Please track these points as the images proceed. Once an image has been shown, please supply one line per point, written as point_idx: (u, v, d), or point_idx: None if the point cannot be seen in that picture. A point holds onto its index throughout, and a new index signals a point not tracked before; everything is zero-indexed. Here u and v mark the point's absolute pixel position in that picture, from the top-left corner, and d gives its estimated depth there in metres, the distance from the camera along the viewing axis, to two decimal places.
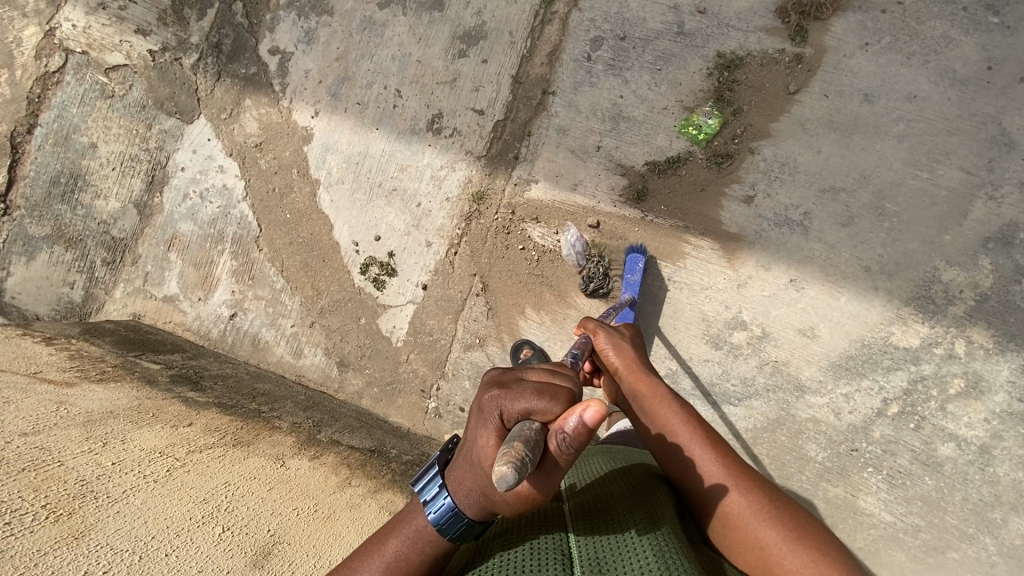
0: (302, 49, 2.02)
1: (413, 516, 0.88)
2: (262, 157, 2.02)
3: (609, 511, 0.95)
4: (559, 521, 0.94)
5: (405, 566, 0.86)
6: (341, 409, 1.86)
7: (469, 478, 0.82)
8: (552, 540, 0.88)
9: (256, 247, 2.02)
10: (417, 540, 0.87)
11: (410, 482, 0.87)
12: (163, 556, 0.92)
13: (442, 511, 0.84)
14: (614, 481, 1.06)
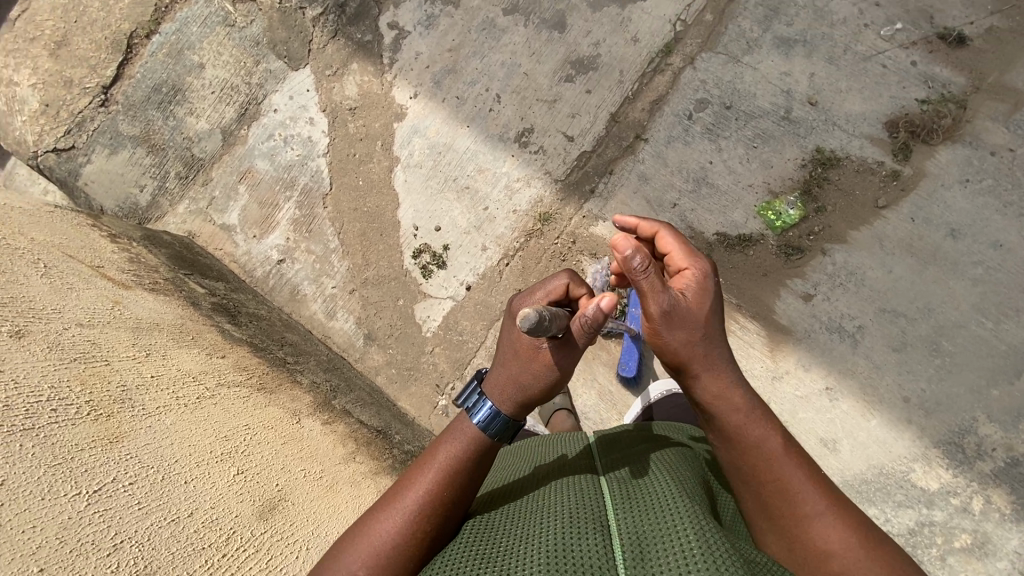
0: (419, 31, 2.07)
1: (459, 425, 0.98)
2: (352, 120, 2.08)
3: (649, 492, 0.91)
4: (599, 497, 0.93)
5: (455, 464, 0.95)
6: (357, 380, 1.89)
7: (502, 374, 0.99)
8: (589, 514, 0.87)
9: (321, 204, 2.07)
10: (463, 441, 0.97)
11: (453, 396, 1.00)
12: (182, 483, 0.95)
13: (485, 409, 0.96)
14: (655, 460, 1.03)
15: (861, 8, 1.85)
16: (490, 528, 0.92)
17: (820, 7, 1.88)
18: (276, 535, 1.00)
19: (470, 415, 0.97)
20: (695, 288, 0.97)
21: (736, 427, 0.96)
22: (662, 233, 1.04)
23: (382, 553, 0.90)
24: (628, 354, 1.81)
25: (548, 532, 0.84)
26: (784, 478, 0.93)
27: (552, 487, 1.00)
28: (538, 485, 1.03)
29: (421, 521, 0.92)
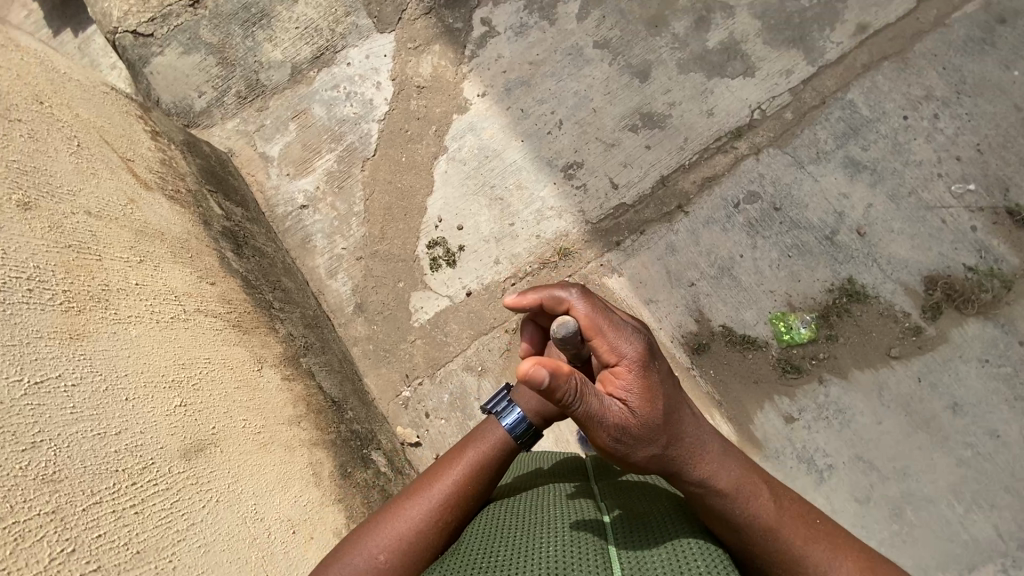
0: (509, 35, 2.08)
1: (488, 431, 1.12)
2: (416, 98, 2.10)
3: (649, 520, 0.97)
4: (596, 515, 0.99)
5: (482, 463, 1.08)
6: (333, 345, 1.90)
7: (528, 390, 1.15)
8: (588, 533, 0.93)
9: (360, 166, 2.09)
10: (492, 444, 1.10)
11: (483, 401, 1.15)
12: (121, 399, 0.97)
13: (513, 414, 1.11)
14: (646, 490, 1.10)
15: (940, 157, 1.82)
16: (495, 528, 0.99)
17: (901, 142, 1.85)
18: (193, 477, 1.02)
19: (498, 421, 1.12)
20: (626, 368, 0.94)
21: (729, 507, 0.93)
22: (572, 306, 1.00)
23: (403, 540, 0.99)
24: None
25: (551, 545, 0.89)
26: (784, 541, 0.93)
27: (554, 500, 1.05)
28: (538, 494, 1.09)
29: (444, 514, 1.03)
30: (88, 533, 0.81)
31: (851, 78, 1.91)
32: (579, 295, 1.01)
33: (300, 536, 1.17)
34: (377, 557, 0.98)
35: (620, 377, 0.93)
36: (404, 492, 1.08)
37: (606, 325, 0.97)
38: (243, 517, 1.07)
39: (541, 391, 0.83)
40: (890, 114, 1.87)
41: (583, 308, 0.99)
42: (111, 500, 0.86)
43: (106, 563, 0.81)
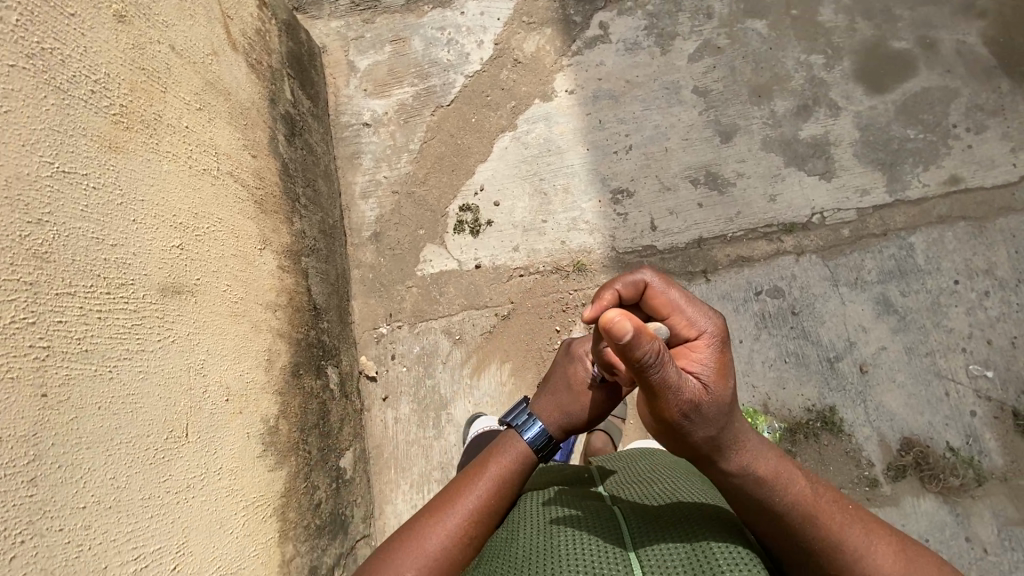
0: (619, 48, 2.09)
1: (509, 445, 1.10)
2: (509, 69, 2.13)
3: (662, 512, 0.94)
4: (603, 511, 0.97)
5: (502, 481, 1.07)
6: (337, 259, 1.97)
7: (550, 404, 1.13)
8: (596, 529, 0.91)
9: (431, 110, 2.14)
10: (512, 460, 1.09)
11: (503, 414, 1.14)
12: (129, 217, 1.05)
13: (534, 428, 1.10)
14: (636, 485, 1.08)
15: (972, 332, 1.78)
16: (488, 558, 0.94)
17: (941, 302, 1.81)
18: (163, 311, 1.09)
19: (518, 433, 1.10)
20: (703, 349, 0.88)
21: (766, 495, 0.86)
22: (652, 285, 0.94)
23: (431, 561, 0.99)
24: None
25: (558, 546, 0.87)
26: (824, 527, 0.85)
27: (539, 506, 1.02)
28: (522, 506, 1.05)
29: (467, 531, 1.03)
30: (52, 315, 0.88)
31: (921, 223, 1.87)
32: (655, 276, 0.94)
33: (231, 407, 1.23)
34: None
35: (697, 355, 0.87)
36: (418, 515, 1.06)
37: (684, 304, 0.91)
38: (190, 366, 1.13)
39: (627, 348, 0.73)
40: (942, 272, 1.83)
41: (661, 288, 0.93)
42: (83, 296, 0.93)
43: (57, 346, 0.87)
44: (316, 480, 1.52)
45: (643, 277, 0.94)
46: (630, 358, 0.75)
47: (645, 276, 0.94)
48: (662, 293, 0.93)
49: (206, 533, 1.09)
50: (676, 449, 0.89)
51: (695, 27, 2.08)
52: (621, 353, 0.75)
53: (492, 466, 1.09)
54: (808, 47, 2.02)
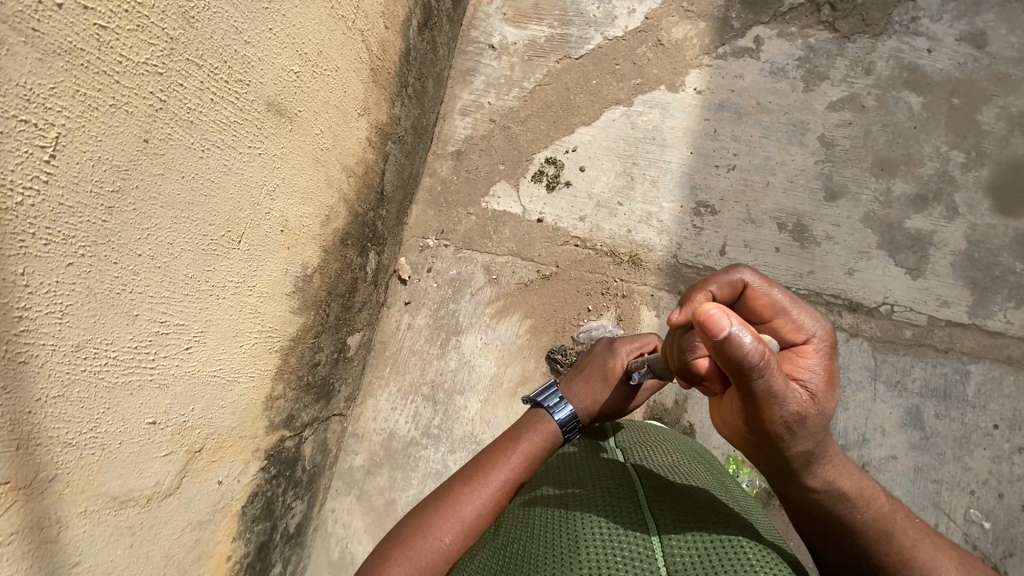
0: (764, 68, 2.02)
1: (537, 427, 1.22)
2: (648, 47, 2.08)
3: (688, 503, 0.95)
4: (623, 490, 0.98)
5: (530, 458, 1.18)
6: (416, 159, 2.00)
7: (584, 393, 1.28)
8: (613, 510, 0.93)
9: (558, 57, 2.12)
10: (540, 443, 1.20)
11: (537, 393, 1.27)
12: (267, 24, 1.09)
13: (565, 411, 1.24)
14: (643, 449, 1.15)
15: (989, 480, 1.71)
16: (512, 528, 1.00)
17: (971, 439, 1.74)
18: (262, 122, 1.14)
19: (550, 413, 1.23)
20: (805, 356, 0.83)
21: (846, 507, 0.91)
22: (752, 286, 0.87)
23: (468, 526, 1.10)
24: None
25: (573, 525, 0.90)
26: (886, 543, 0.90)
27: (555, 480, 1.08)
28: (539, 483, 1.11)
29: (499, 501, 1.14)
30: (178, 76, 0.92)
31: (988, 356, 1.78)
32: (756, 276, 0.87)
33: (281, 240, 1.28)
34: (444, 540, 1.08)
35: (803, 361, 0.83)
36: (453, 484, 1.16)
37: (787, 307, 0.86)
38: (264, 184, 1.18)
39: (738, 355, 0.70)
40: (986, 410, 1.75)
41: (762, 288, 0.87)
42: (206, 73, 0.97)
43: (170, 105, 0.92)
44: (322, 343, 1.57)
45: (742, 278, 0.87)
46: (736, 365, 0.72)
47: (744, 275, 0.88)
48: (763, 296, 0.86)
49: (220, 335, 1.14)
50: (763, 454, 0.89)
51: (848, 77, 1.99)
52: (726, 359, 0.71)
53: (523, 444, 1.20)
54: (953, 140, 1.91)
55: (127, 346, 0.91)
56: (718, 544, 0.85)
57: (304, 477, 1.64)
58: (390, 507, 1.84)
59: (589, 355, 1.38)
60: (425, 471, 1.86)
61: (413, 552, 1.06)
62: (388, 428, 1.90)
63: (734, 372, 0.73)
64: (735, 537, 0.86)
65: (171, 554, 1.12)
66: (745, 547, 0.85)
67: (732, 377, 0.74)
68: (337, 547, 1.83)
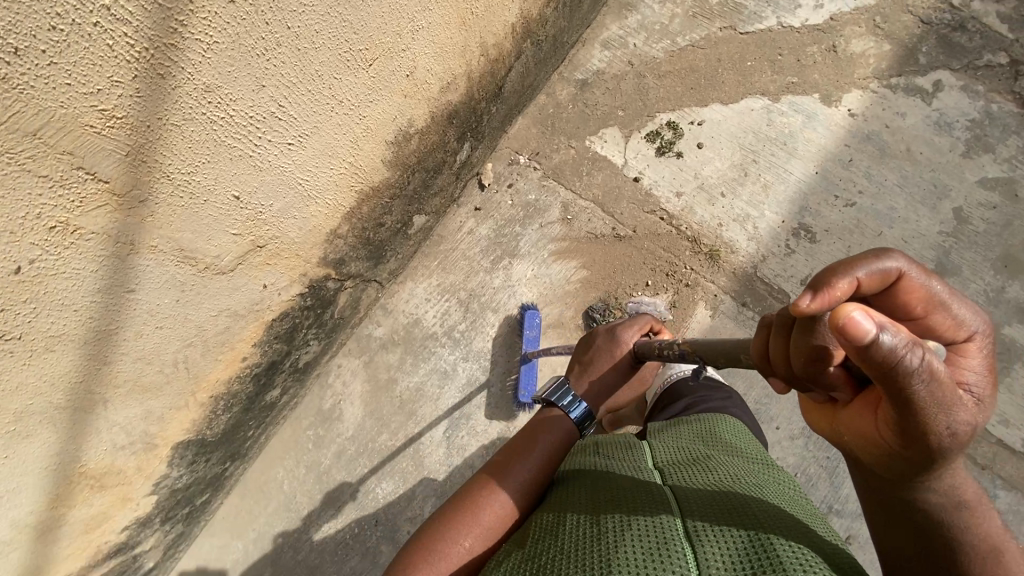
0: (930, 116, 1.85)
1: (550, 425, 1.18)
2: (820, 49, 1.93)
3: (729, 507, 0.86)
4: (643, 492, 0.91)
5: (547, 455, 1.14)
6: (543, 72, 1.92)
7: (598, 386, 1.27)
8: (635, 512, 0.86)
9: (723, 24, 1.98)
10: (557, 441, 1.16)
11: (551, 393, 1.20)
12: None
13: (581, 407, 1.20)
14: (682, 462, 1.01)
15: None
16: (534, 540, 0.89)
17: None
18: None
19: (566, 413, 1.19)
20: (960, 357, 0.68)
21: (960, 513, 0.76)
22: (906, 275, 0.65)
23: (487, 531, 1.02)
24: (528, 381, 1.86)
25: (597, 534, 0.83)
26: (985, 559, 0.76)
27: (585, 487, 0.96)
28: (566, 489, 1.00)
29: (517, 500, 1.07)
30: None
31: None
32: (911, 263, 0.65)
33: (402, 85, 1.27)
34: (463, 545, 1.00)
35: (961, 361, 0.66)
36: (464, 495, 1.08)
37: (945, 299, 0.66)
38: (411, 21, 1.17)
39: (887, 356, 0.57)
40: None
41: (919, 277, 0.65)
42: None
43: None
44: (393, 208, 1.55)
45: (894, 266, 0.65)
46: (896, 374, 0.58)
47: (898, 262, 0.65)
48: (921, 288, 0.65)
49: (320, 147, 1.14)
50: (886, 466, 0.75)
51: (1015, 159, 1.81)
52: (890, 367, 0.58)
53: (538, 449, 1.14)
54: None
55: (244, 111, 0.92)
56: (761, 543, 0.77)
57: (328, 323, 1.67)
58: (390, 385, 1.90)
59: (590, 350, 1.32)
60: (434, 366, 1.90)
61: (428, 562, 0.98)
62: (415, 315, 1.92)
63: (894, 384, 0.59)
64: (779, 540, 0.78)
65: (203, 328, 1.17)
66: (802, 570, 0.73)
67: (884, 386, 0.60)
68: (331, 399, 1.90)
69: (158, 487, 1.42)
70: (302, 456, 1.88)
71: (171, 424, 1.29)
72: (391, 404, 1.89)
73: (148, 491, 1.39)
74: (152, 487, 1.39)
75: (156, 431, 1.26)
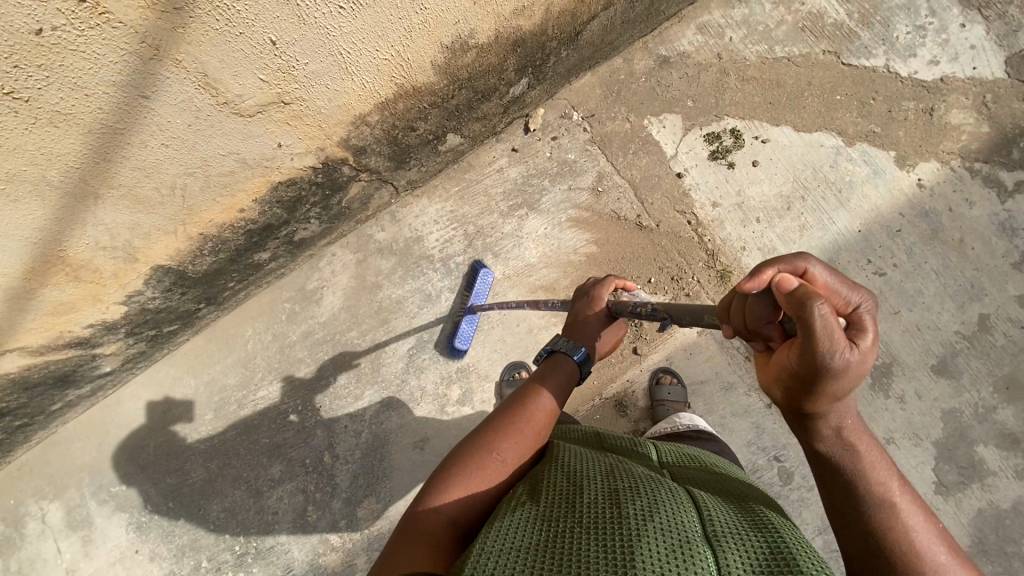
0: (998, 215, 1.75)
1: (560, 367, 1.18)
2: (916, 108, 1.81)
3: (743, 522, 0.83)
4: (661, 488, 0.89)
5: (562, 385, 1.17)
6: (628, 34, 1.83)
7: (584, 334, 1.24)
8: (654, 504, 0.83)
9: (830, 48, 1.85)
10: (567, 376, 1.18)
11: (545, 348, 1.22)
12: None
13: (577, 353, 1.19)
14: (688, 470, 1.09)
15: None
16: (548, 501, 0.87)
17: None
18: None
19: (569, 356, 1.19)
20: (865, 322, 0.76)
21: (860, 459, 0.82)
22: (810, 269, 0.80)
23: (520, 453, 1.04)
24: (468, 328, 1.86)
25: (619, 518, 0.80)
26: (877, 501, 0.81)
27: (601, 470, 0.97)
28: (581, 465, 0.99)
29: (540, 424, 1.09)
30: None
31: None
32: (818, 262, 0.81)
33: None
34: (500, 462, 1.01)
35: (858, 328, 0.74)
36: (487, 424, 1.09)
37: (839, 285, 0.79)
38: None
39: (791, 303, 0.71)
40: None
41: (822, 270, 0.80)
42: None
43: None
44: (429, 116, 1.52)
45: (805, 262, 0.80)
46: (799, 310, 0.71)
47: (805, 261, 0.80)
48: (821, 276, 0.79)
49: (370, 23, 1.11)
50: (793, 415, 0.82)
51: None
52: (793, 301, 0.73)
53: (550, 381, 1.15)
54: None
55: None
56: (787, 563, 0.73)
57: (333, 209, 1.68)
58: (372, 288, 1.92)
59: (571, 314, 1.31)
60: (420, 286, 1.92)
61: (465, 477, 0.98)
62: (420, 231, 1.92)
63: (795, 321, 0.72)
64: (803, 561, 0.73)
65: (207, 162, 1.17)
66: None
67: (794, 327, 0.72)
68: (316, 282, 1.93)
69: (130, 300, 1.47)
70: (273, 324, 1.93)
71: (154, 244, 1.32)
72: (369, 306, 1.92)
73: (120, 300, 1.44)
74: (124, 297, 1.45)
75: (140, 246, 1.30)
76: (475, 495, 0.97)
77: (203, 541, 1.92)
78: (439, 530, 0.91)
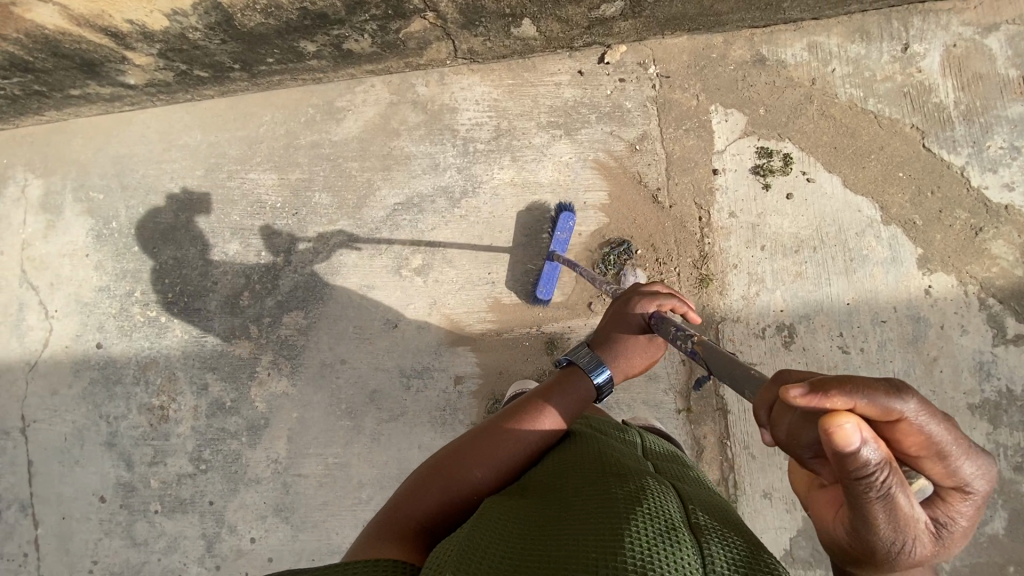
0: (984, 355, 1.72)
1: (575, 386, 1.17)
2: (967, 221, 1.75)
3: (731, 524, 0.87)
4: (655, 482, 0.94)
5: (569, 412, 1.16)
6: (740, 16, 1.77)
7: (612, 351, 1.20)
8: (643, 492, 0.88)
9: (920, 126, 1.78)
10: (577, 402, 1.17)
11: (564, 359, 1.22)
12: None
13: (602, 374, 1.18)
14: (664, 461, 1.12)
15: None
16: (532, 497, 0.95)
17: None
18: None
19: (586, 373, 1.17)
20: (957, 501, 0.66)
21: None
22: (903, 421, 0.62)
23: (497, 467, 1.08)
24: (546, 280, 1.82)
25: (612, 502, 0.84)
26: None
27: (588, 457, 1.03)
28: (570, 454, 1.06)
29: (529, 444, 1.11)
30: None
31: None
32: (920, 409, 0.62)
33: None
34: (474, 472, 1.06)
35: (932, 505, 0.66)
36: (479, 437, 1.12)
37: (942, 449, 0.63)
38: None
39: (852, 468, 0.61)
40: None
41: (921, 423, 0.62)
42: None
43: None
44: None
45: (906, 404, 0.61)
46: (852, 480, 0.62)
47: (907, 405, 0.61)
48: (917, 434, 0.62)
49: None
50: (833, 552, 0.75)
51: (1003, 447, 1.70)
52: (850, 476, 0.62)
53: (554, 403, 1.15)
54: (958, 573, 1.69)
55: None
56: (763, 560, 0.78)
57: (388, 36, 1.70)
58: (389, 134, 1.95)
59: (606, 319, 1.23)
60: (432, 153, 1.94)
61: (439, 482, 1.04)
62: (458, 103, 1.93)
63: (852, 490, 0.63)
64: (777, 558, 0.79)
65: None
66: None
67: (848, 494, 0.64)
68: (346, 102, 1.97)
69: (173, 16, 1.55)
70: (291, 120, 1.99)
71: None
72: (381, 147, 1.96)
73: (165, 11, 1.52)
74: (169, 10, 1.52)
75: None
76: (443, 497, 1.02)
77: (144, 276, 2.04)
78: (407, 524, 0.96)
